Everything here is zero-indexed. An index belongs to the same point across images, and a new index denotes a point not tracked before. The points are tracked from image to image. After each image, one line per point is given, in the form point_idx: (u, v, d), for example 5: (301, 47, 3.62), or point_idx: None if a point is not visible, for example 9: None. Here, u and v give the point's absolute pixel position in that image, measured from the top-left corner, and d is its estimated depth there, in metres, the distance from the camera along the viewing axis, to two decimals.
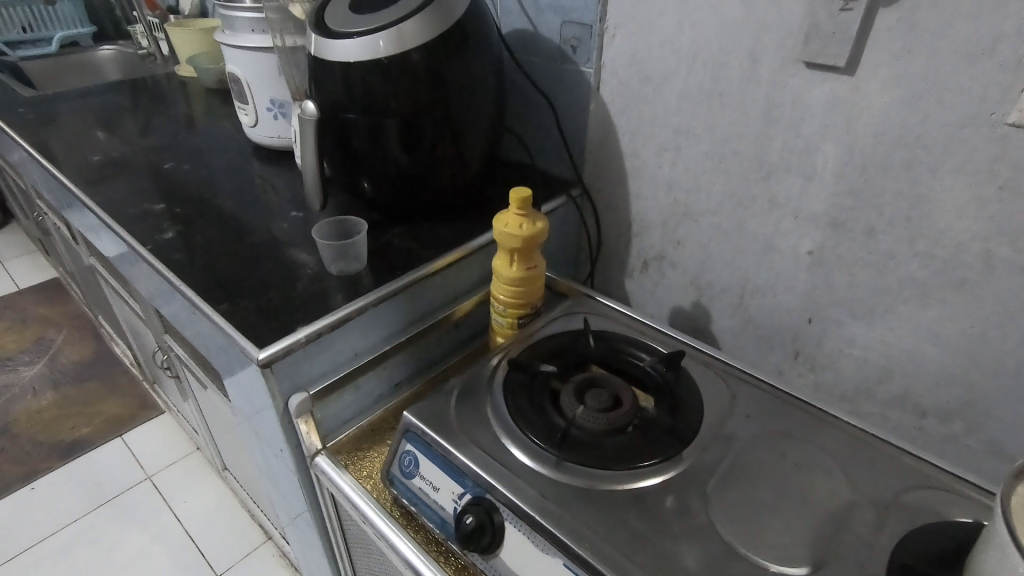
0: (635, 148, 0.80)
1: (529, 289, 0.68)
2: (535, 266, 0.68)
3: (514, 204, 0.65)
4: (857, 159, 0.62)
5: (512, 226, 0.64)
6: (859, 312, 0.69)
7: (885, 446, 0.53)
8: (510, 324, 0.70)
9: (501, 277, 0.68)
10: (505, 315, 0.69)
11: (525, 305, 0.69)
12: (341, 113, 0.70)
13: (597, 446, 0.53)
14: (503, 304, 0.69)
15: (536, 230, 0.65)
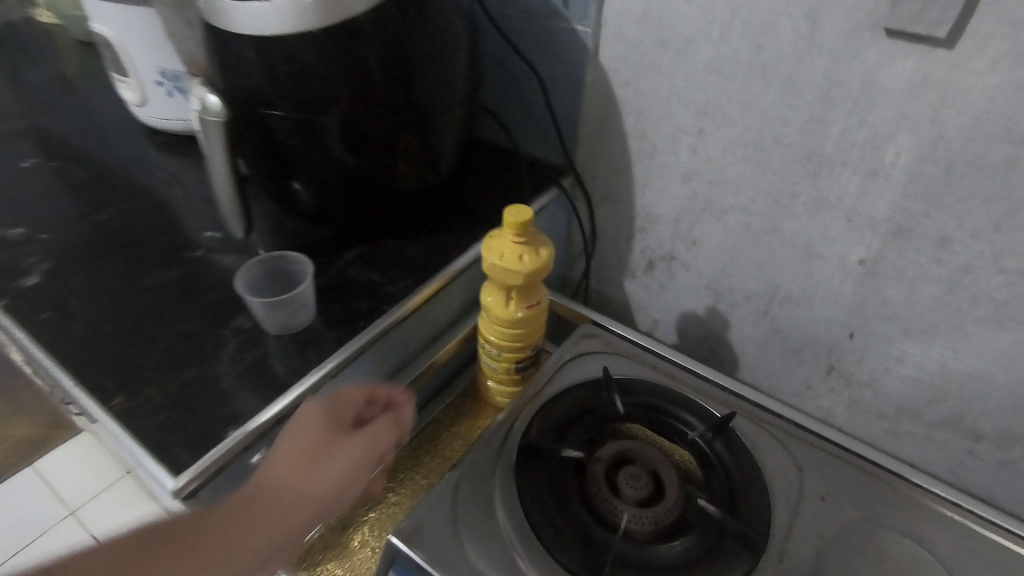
0: (643, 130, 0.64)
1: (531, 330, 0.55)
2: (540, 300, 0.54)
3: (512, 230, 0.49)
4: (941, 156, 0.49)
5: (512, 258, 0.50)
6: (914, 331, 0.59)
7: (987, 534, 0.44)
8: (508, 370, 0.57)
9: (496, 317, 0.53)
10: (502, 359, 0.56)
11: (527, 347, 0.56)
12: (261, 107, 0.51)
13: (647, 563, 0.41)
14: (499, 347, 0.55)
15: (540, 263, 0.50)
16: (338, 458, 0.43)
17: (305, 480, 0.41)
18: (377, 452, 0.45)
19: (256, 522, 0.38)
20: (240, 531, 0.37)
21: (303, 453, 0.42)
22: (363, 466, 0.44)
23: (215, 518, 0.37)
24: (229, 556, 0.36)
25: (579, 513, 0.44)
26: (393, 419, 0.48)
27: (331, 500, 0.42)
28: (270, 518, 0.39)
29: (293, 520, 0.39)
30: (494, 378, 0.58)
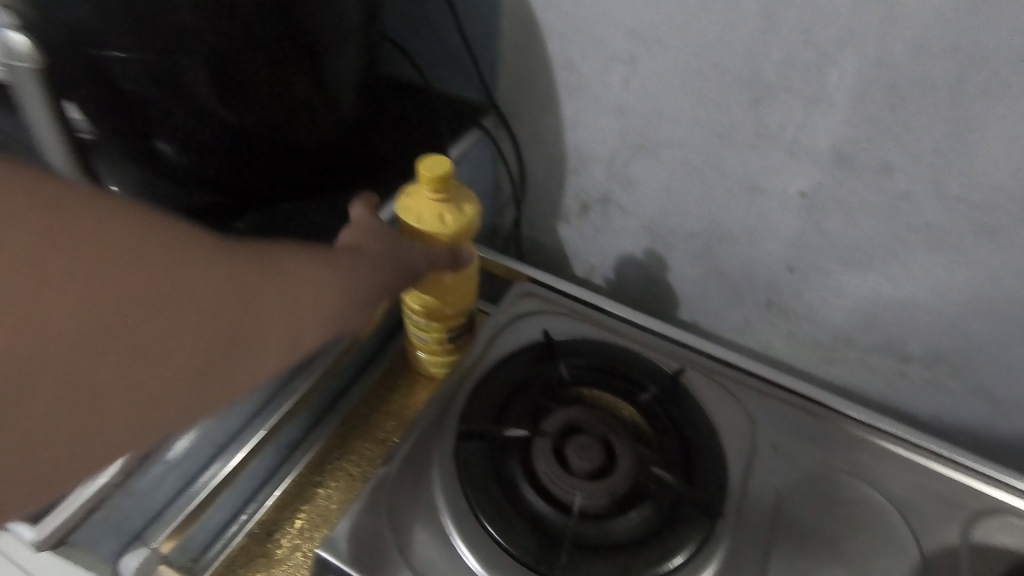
0: (570, 58, 0.57)
1: (461, 296, 0.49)
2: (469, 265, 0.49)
3: (429, 183, 0.45)
4: (888, 76, 0.46)
5: (433, 219, 0.45)
6: (852, 262, 0.58)
7: (930, 464, 0.44)
8: (440, 340, 0.51)
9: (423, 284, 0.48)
10: (433, 330, 0.50)
11: (459, 314, 0.51)
12: (93, 45, 0.41)
13: (602, 542, 0.38)
14: (428, 316, 0.50)
15: (465, 218, 0.46)
16: (353, 262, 0.37)
17: (300, 286, 0.33)
18: (404, 261, 0.40)
19: (249, 286, 0.31)
20: (232, 301, 0.31)
21: (326, 251, 0.37)
22: (408, 258, 0.40)
23: (200, 262, 0.31)
24: (198, 315, 0.30)
25: (527, 496, 0.40)
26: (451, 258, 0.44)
27: (328, 305, 0.34)
28: (262, 285, 0.32)
29: (291, 308, 0.33)
30: (425, 349, 0.52)
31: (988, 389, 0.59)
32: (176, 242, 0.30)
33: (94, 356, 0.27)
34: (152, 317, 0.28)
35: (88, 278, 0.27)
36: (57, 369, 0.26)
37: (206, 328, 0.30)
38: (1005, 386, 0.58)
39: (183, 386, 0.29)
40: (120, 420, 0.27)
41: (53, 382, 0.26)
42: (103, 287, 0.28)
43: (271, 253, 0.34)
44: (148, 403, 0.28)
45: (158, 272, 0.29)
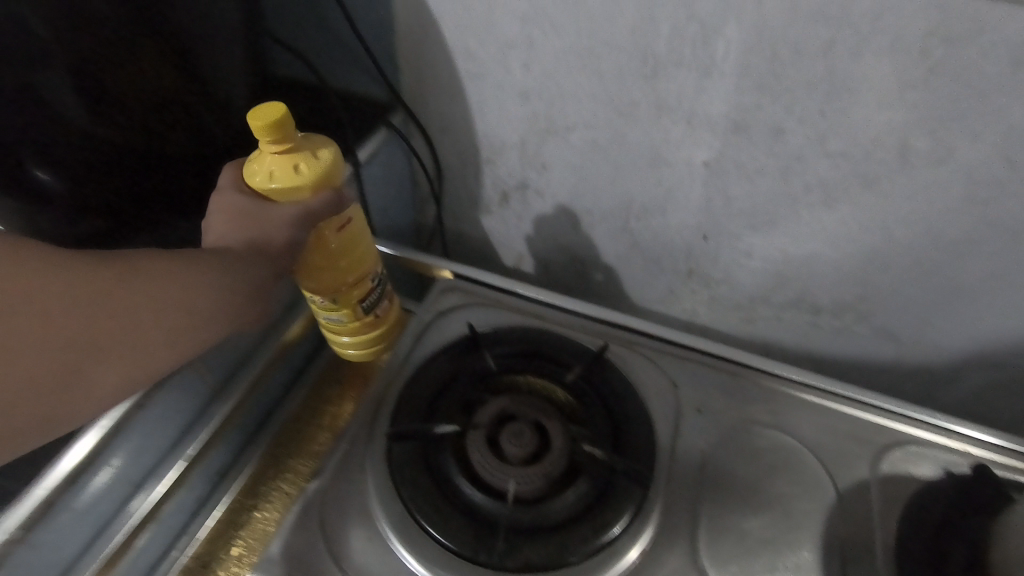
0: (470, 48, 0.57)
1: (354, 256, 0.47)
2: (350, 214, 0.46)
3: (264, 139, 0.40)
4: (768, 45, 0.48)
5: (290, 174, 0.41)
6: (758, 224, 0.61)
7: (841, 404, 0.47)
8: (354, 316, 0.49)
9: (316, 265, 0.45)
10: (343, 308, 0.48)
11: (364, 281, 0.48)
12: None
13: (542, 522, 0.39)
14: (334, 297, 0.47)
15: (318, 164, 0.42)
16: (242, 264, 0.40)
17: (199, 283, 0.37)
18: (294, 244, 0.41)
19: (146, 290, 0.36)
20: (134, 303, 0.35)
21: (218, 253, 0.39)
22: (294, 226, 0.41)
23: (106, 274, 0.35)
24: (104, 319, 0.34)
25: (464, 488, 0.40)
26: (333, 199, 0.43)
27: (225, 304, 0.38)
28: (159, 288, 0.36)
29: (188, 309, 0.37)
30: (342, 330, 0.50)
31: (889, 328, 0.64)
32: (80, 264, 0.34)
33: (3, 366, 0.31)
34: (62, 320, 0.33)
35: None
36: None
37: (114, 320, 0.34)
38: (902, 323, 0.63)
39: (95, 378, 0.34)
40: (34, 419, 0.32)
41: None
42: None
43: (161, 258, 0.37)
44: (58, 396, 0.33)
45: (60, 296, 0.33)
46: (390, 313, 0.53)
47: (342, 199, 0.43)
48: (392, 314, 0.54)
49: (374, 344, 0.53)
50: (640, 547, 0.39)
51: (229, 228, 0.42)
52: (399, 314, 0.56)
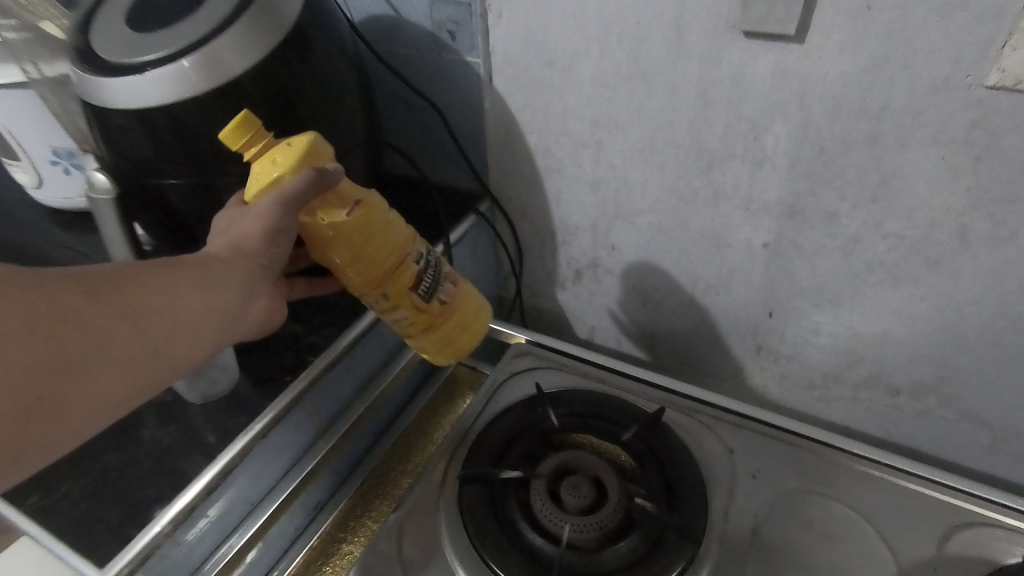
0: (547, 147, 0.66)
1: (381, 238, 0.46)
2: (358, 197, 0.46)
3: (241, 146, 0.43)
4: (815, 139, 0.53)
5: (268, 173, 0.42)
6: (823, 301, 0.62)
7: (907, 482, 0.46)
8: (414, 308, 0.49)
9: (350, 262, 0.46)
10: (399, 301, 0.49)
11: (405, 266, 0.48)
12: (153, 177, 0.51)
13: (595, 570, 0.42)
14: (383, 294, 0.48)
15: (296, 148, 0.43)
16: (224, 271, 0.42)
17: (187, 293, 0.40)
18: (277, 246, 0.44)
19: (140, 303, 0.38)
20: (129, 316, 0.37)
21: (197, 264, 0.42)
22: (273, 213, 0.41)
23: (102, 287, 0.37)
24: (104, 331, 0.36)
25: (525, 532, 0.44)
26: (317, 178, 0.42)
27: (210, 314, 0.41)
28: (151, 298, 0.39)
29: (179, 320, 0.40)
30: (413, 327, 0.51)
31: (978, 412, 0.61)
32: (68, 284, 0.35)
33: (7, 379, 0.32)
34: (63, 333, 0.34)
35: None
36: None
37: (116, 334, 0.37)
38: (991, 407, 0.60)
39: (93, 391, 0.36)
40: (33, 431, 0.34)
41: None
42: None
43: (147, 271, 0.39)
44: (57, 407, 0.34)
45: (59, 314, 0.35)
46: (456, 296, 0.53)
47: (329, 174, 0.43)
48: (460, 297, 0.53)
49: (452, 335, 0.53)
50: None
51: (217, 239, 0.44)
52: (471, 298, 0.55)
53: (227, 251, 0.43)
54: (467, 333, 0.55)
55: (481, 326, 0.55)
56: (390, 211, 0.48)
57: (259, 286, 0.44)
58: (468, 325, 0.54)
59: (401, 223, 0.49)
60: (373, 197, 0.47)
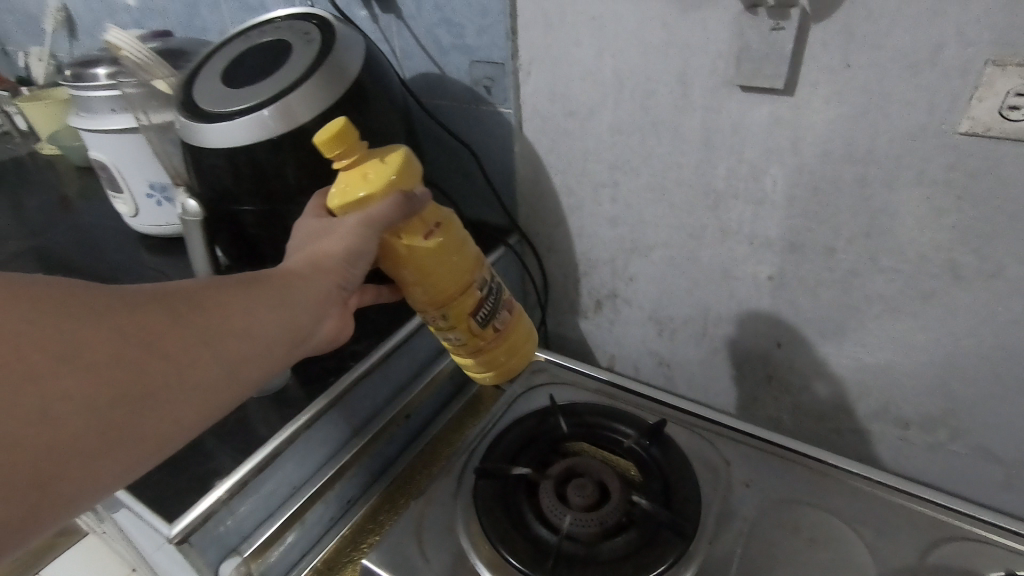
0: (570, 187, 0.74)
1: (449, 267, 0.51)
2: (438, 219, 0.50)
3: (333, 152, 0.47)
4: (809, 180, 0.58)
5: (357, 189, 0.47)
6: (828, 332, 0.66)
7: (897, 500, 0.49)
8: (470, 330, 0.54)
9: (421, 282, 0.50)
10: (457, 323, 0.53)
11: (470, 292, 0.53)
12: (233, 205, 0.61)
13: (593, 560, 0.46)
14: (445, 314, 0.53)
15: (384, 168, 0.47)
16: (298, 291, 0.44)
17: (264, 313, 0.42)
18: (353, 266, 0.46)
19: (216, 324, 0.39)
20: (205, 338, 0.38)
21: (269, 282, 0.44)
22: (355, 234, 0.45)
23: (182, 308, 0.38)
24: (184, 355, 0.37)
25: (532, 525, 0.49)
26: (407, 203, 0.46)
27: (281, 333, 0.43)
28: (227, 318, 0.40)
29: (254, 339, 0.41)
30: (464, 345, 0.56)
31: (987, 447, 0.62)
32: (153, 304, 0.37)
33: (96, 408, 0.33)
34: (146, 358, 0.35)
35: (86, 347, 0.33)
36: (65, 434, 0.32)
37: (195, 356, 0.38)
38: (999, 442, 0.61)
39: (175, 412, 0.37)
40: (116, 454, 0.35)
41: (62, 438, 0.32)
42: (64, 382, 0.32)
43: (218, 291, 0.41)
44: (141, 430, 0.35)
45: (148, 334, 0.36)
46: (507, 323, 0.58)
47: (415, 199, 0.47)
48: (511, 324, 0.58)
49: (498, 357, 0.58)
50: None
51: (298, 243, 0.48)
52: (520, 324, 0.60)
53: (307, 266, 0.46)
54: (514, 356, 0.59)
55: (526, 351, 0.60)
56: (464, 238, 0.53)
57: (332, 304, 0.46)
58: (514, 350, 0.59)
59: (472, 251, 0.53)
60: (450, 220, 0.52)
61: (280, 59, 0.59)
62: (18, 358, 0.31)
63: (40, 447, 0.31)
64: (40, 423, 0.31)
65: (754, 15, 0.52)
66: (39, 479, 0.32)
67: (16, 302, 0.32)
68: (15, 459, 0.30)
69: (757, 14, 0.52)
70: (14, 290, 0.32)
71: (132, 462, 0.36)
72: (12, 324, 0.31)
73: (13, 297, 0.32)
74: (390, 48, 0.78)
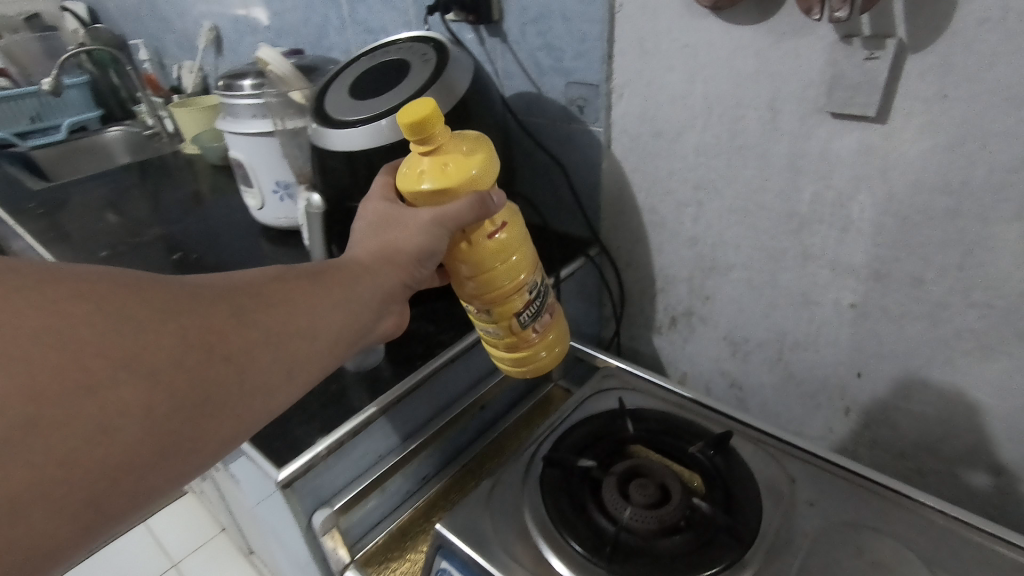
0: (653, 205, 0.77)
1: (503, 269, 0.55)
2: (502, 220, 0.54)
3: (414, 135, 0.49)
4: (898, 209, 0.58)
5: (433, 180, 0.50)
6: (911, 366, 0.64)
7: (971, 535, 0.51)
8: (509, 328, 0.58)
9: (474, 277, 0.54)
10: (499, 319, 0.57)
11: (519, 294, 0.56)
12: (347, 201, 0.69)
13: (650, 553, 0.49)
14: (489, 310, 0.56)
15: (460, 164, 0.50)
16: (359, 289, 0.48)
17: (321, 315, 0.45)
18: (422, 265, 0.52)
19: (268, 326, 0.42)
20: (260, 340, 0.41)
21: (317, 285, 0.47)
22: (431, 232, 0.50)
23: (237, 312, 0.41)
24: (241, 358, 0.40)
25: (594, 513, 0.52)
26: (481, 203, 0.50)
27: (331, 335, 0.46)
28: (280, 320, 0.43)
29: (306, 339, 0.44)
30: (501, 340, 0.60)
31: None
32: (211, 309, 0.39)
33: (158, 412, 0.35)
34: (204, 363, 0.37)
35: (147, 354, 0.35)
36: (127, 441, 0.34)
37: (249, 360, 0.40)
38: None
39: (232, 413, 0.39)
40: (177, 458, 0.36)
41: (120, 446, 0.33)
42: (127, 389, 0.34)
43: (269, 293, 0.44)
44: (200, 434, 0.37)
45: (208, 339, 0.38)
46: (547, 327, 0.61)
47: (490, 198, 0.51)
48: (550, 327, 0.62)
49: (533, 357, 0.61)
50: None
51: (370, 233, 0.53)
52: (558, 328, 0.63)
53: (376, 262, 0.51)
54: (548, 358, 0.62)
55: (560, 353, 0.63)
56: (523, 240, 0.56)
57: (393, 301, 0.51)
58: (548, 353, 0.62)
59: (528, 254, 0.57)
60: (513, 221, 0.55)
61: (399, 77, 0.67)
62: (82, 367, 0.32)
63: (103, 456, 0.33)
64: (103, 430, 0.33)
65: (847, 45, 0.53)
66: (103, 485, 0.33)
67: (78, 312, 0.33)
68: (83, 464, 0.32)
69: (851, 43, 0.53)
70: (75, 300, 0.34)
71: (192, 464, 0.38)
72: (78, 334, 0.33)
73: (76, 308, 0.33)
74: (494, 68, 0.85)
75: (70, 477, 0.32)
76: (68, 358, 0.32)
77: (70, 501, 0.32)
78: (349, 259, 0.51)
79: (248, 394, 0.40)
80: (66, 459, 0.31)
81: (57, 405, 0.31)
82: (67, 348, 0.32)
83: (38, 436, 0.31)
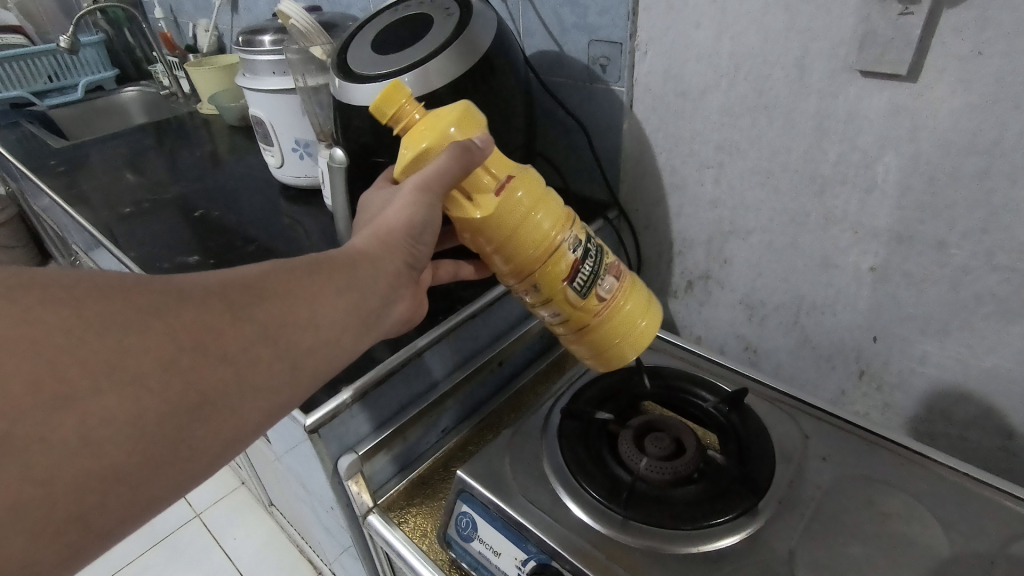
0: (674, 166, 0.77)
1: (529, 228, 0.50)
2: (508, 174, 0.50)
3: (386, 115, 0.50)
4: (924, 170, 0.57)
5: (416, 145, 0.49)
6: (929, 330, 0.64)
7: (980, 490, 0.53)
8: (567, 302, 0.53)
9: (499, 248, 0.50)
10: (551, 294, 0.52)
11: (559, 256, 0.51)
12: (369, 156, 0.69)
13: (666, 500, 0.52)
14: (536, 285, 0.52)
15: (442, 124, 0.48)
16: (367, 271, 0.46)
17: (330, 303, 0.43)
18: (418, 243, 0.50)
19: (272, 321, 0.40)
20: (262, 335, 0.39)
21: (327, 272, 0.44)
22: (421, 203, 0.46)
23: (232, 306, 0.38)
24: (238, 357, 0.38)
25: (610, 464, 0.56)
26: (459, 148, 0.46)
27: (338, 324, 0.43)
28: (283, 313, 0.40)
29: (315, 331, 0.42)
30: (565, 320, 0.55)
31: None
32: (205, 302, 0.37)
33: (145, 420, 0.33)
34: (196, 364, 0.35)
35: (128, 359, 0.33)
36: (110, 452, 0.32)
37: (250, 357, 0.38)
38: None
39: (231, 415, 0.38)
40: (171, 466, 0.35)
41: (104, 457, 0.32)
42: (108, 398, 0.32)
43: (273, 283, 0.41)
44: (197, 437, 0.36)
45: (197, 338, 0.36)
46: (613, 289, 0.54)
47: (472, 142, 0.47)
48: (619, 289, 0.54)
49: (609, 332, 0.55)
50: (739, 536, 0.50)
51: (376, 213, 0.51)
52: (630, 291, 0.55)
53: (377, 243, 0.48)
54: (626, 333, 0.55)
55: (643, 324, 0.55)
56: (547, 193, 0.52)
57: (403, 287, 0.49)
58: (627, 322, 0.55)
59: (558, 208, 0.52)
60: (525, 175, 0.51)
61: (421, 32, 0.67)
62: (60, 377, 0.31)
63: (89, 467, 0.32)
64: (83, 444, 0.31)
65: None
66: (88, 499, 0.32)
67: (55, 318, 0.32)
68: (62, 479, 0.31)
69: None
70: (48, 303, 0.32)
71: (190, 468, 0.37)
72: (53, 342, 0.31)
73: (50, 312, 0.32)
74: (516, 24, 0.83)
75: (50, 490, 0.31)
76: (41, 368, 0.31)
77: (52, 519, 0.31)
78: (358, 242, 0.48)
79: (249, 392, 0.38)
80: (41, 478, 0.30)
81: (31, 418, 0.30)
82: (39, 356, 0.31)
83: (9, 458, 0.29)
